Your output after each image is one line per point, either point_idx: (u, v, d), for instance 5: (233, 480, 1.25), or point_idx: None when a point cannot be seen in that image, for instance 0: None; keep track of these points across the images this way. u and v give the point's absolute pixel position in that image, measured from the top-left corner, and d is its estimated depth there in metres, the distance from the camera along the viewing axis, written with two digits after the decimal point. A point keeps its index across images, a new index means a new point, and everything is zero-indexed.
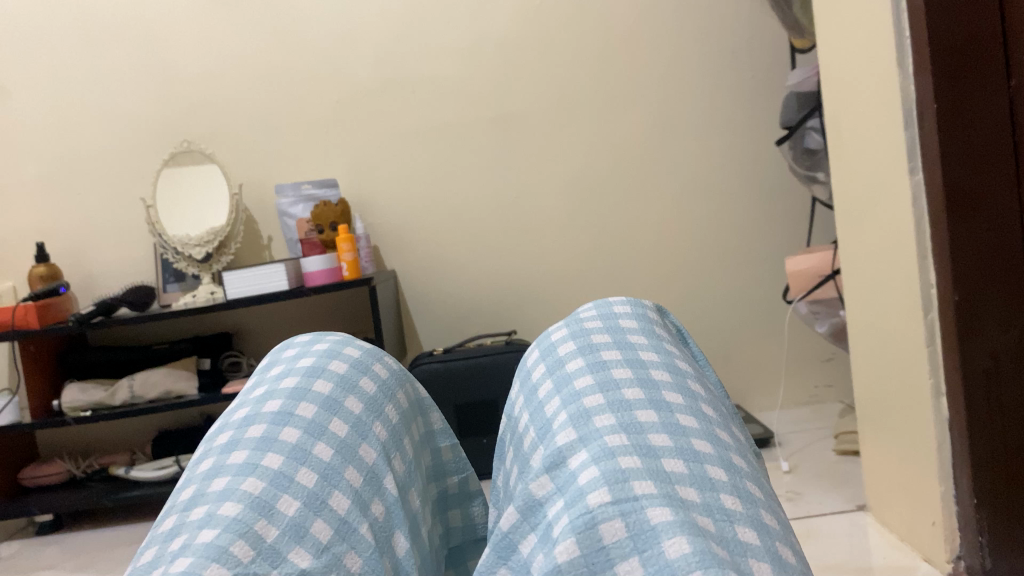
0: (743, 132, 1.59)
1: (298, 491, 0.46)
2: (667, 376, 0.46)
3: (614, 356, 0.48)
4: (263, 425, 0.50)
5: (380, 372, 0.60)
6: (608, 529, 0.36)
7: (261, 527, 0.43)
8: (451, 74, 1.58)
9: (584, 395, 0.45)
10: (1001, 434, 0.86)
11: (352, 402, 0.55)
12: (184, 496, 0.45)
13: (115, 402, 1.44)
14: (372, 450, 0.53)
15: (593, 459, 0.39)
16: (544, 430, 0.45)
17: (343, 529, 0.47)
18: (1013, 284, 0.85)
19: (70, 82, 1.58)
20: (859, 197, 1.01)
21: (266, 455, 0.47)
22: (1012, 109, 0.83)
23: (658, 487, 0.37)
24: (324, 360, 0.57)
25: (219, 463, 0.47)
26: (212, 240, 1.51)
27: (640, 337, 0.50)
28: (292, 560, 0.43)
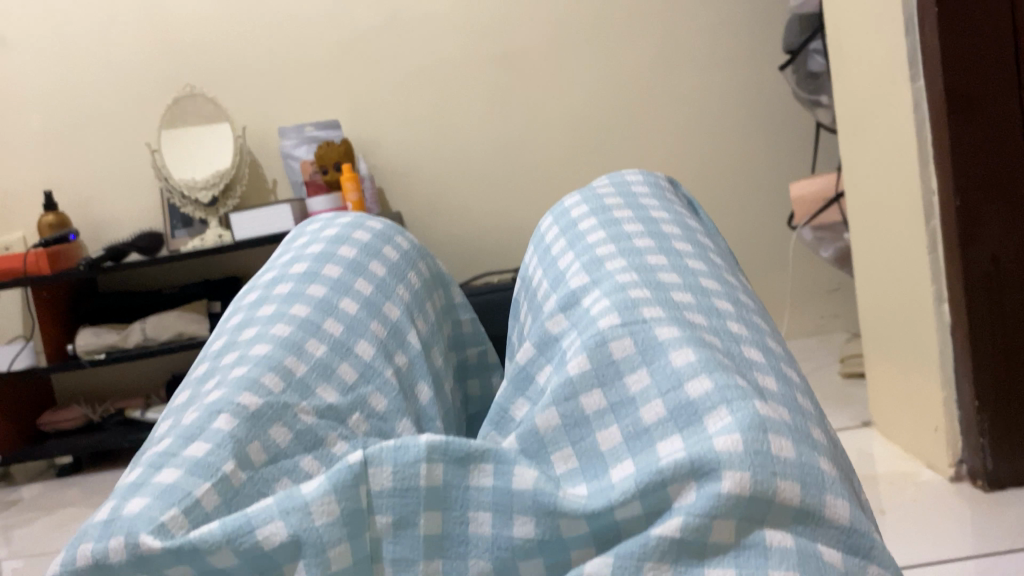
0: (746, 62, 1.58)
1: (325, 337, 0.51)
2: (677, 231, 0.50)
3: (624, 215, 0.52)
4: (292, 283, 0.55)
5: (402, 244, 0.64)
6: (617, 346, 0.39)
7: (290, 363, 0.48)
8: (451, 12, 1.58)
9: (594, 245, 0.48)
10: (1003, 337, 0.87)
11: (375, 266, 0.59)
12: (221, 345, 0.51)
13: (129, 345, 1.46)
14: (396, 309, 0.57)
15: (601, 293, 0.43)
16: (556, 276, 0.49)
17: (368, 373, 0.51)
18: (1014, 187, 0.85)
19: (69, 31, 1.58)
20: (861, 111, 1.02)
21: (299, 307, 0.52)
22: (1015, 8, 0.83)
23: (666, 312, 0.41)
24: (349, 231, 0.62)
25: (253, 316, 0.52)
26: (217, 184, 1.53)
27: (651, 200, 0.54)
28: (319, 395, 0.47)
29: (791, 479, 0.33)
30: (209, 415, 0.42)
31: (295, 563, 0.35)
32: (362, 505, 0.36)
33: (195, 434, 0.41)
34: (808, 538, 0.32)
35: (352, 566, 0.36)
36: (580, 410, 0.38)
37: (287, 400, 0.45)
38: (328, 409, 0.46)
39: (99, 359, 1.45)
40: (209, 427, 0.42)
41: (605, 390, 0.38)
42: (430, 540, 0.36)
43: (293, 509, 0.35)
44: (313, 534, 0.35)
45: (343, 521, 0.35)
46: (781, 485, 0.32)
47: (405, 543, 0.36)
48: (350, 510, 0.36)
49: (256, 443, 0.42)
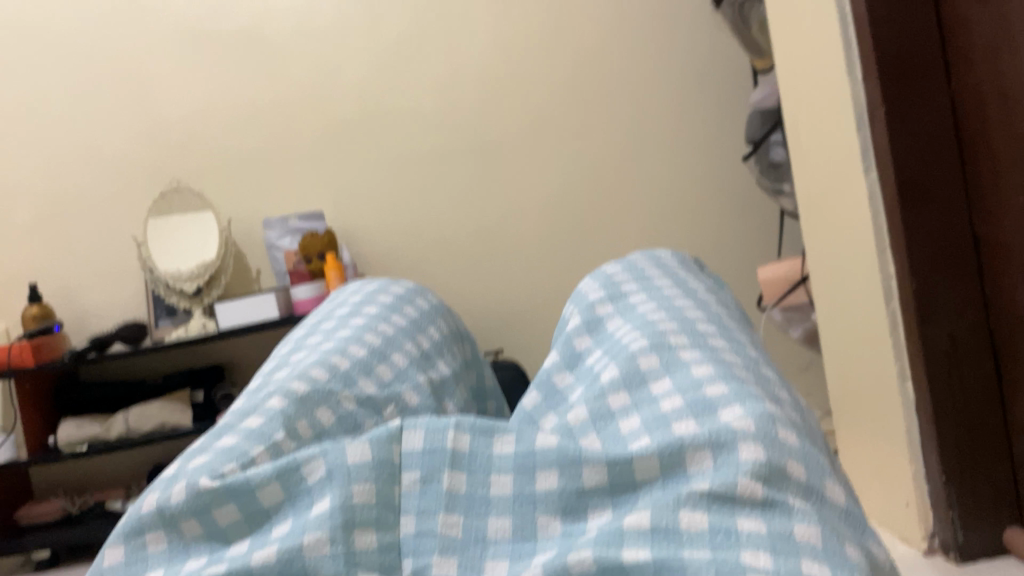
0: (711, 152, 1.67)
1: (364, 346, 0.64)
2: (702, 290, 0.63)
3: (659, 274, 0.65)
4: (355, 317, 0.68)
5: (425, 302, 0.78)
6: (644, 360, 0.50)
7: (335, 361, 0.59)
8: (431, 108, 1.66)
9: (626, 290, 0.62)
10: (964, 413, 0.91)
11: (408, 310, 0.73)
12: (281, 360, 0.63)
13: (110, 436, 1.47)
14: (425, 339, 0.71)
15: (632, 323, 0.56)
16: (589, 313, 0.61)
17: (400, 376, 0.63)
18: (964, 270, 0.91)
19: (62, 130, 1.63)
20: (821, 200, 1.08)
21: (343, 331, 0.66)
22: (955, 107, 0.90)
23: (690, 338, 0.52)
24: (405, 293, 0.76)
25: (315, 340, 0.65)
26: (203, 274, 1.56)
27: (686, 272, 0.67)
28: (360, 387, 0.59)
29: (798, 460, 0.42)
30: (266, 398, 0.54)
31: (323, 492, 0.45)
32: (394, 464, 0.47)
33: (255, 411, 0.53)
34: (822, 508, 0.41)
35: (375, 506, 0.45)
36: (606, 406, 0.49)
37: (332, 388, 0.57)
38: (368, 400, 0.58)
39: (81, 451, 1.45)
40: (264, 406, 0.53)
41: (630, 391, 0.49)
42: (452, 496, 0.45)
43: (334, 454, 0.47)
44: (343, 470, 0.46)
45: (373, 466, 0.46)
46: (790, 463, 0.41)
47: (429, 496, 0.45)
48: (380, 459, 0.46)
49: (304, 421, 0.53)
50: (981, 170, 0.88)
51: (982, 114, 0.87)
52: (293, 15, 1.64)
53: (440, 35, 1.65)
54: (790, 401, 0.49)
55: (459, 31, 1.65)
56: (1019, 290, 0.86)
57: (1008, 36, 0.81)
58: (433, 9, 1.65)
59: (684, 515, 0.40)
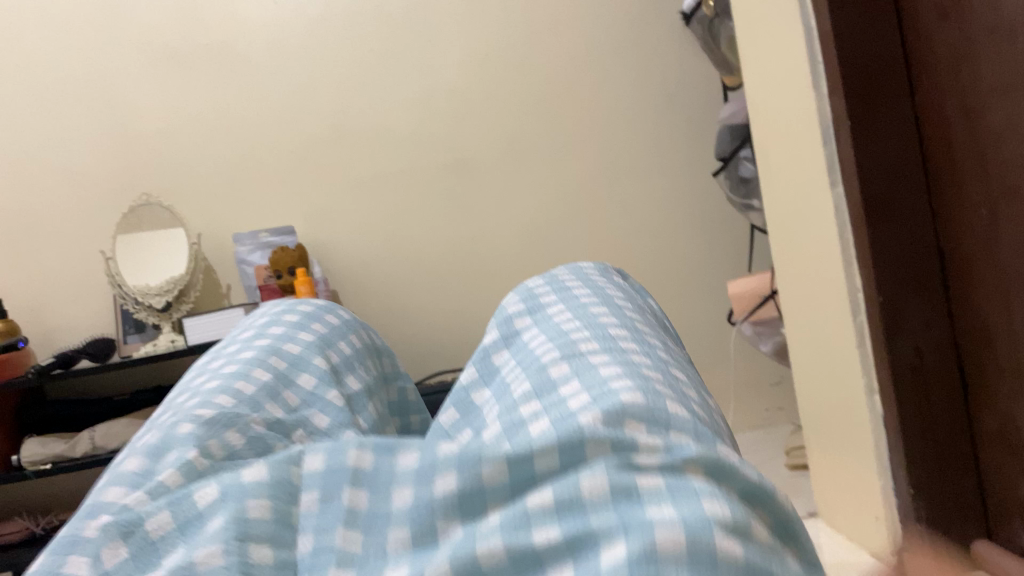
0: (682, 168, 1.68)
1: (269, 370, 0.60)
2: (615, 295, 0.64)
3: (580, 285, 0.64)
4: (266, 338, 0.66)
5: (343, 314, 0.76)
6: (553, 365, 0.47)
7: (240, 385, 0.57)
8: (404, 123, 1.66)
9: (544, 301, 0.60)
10: (931, 425, 0.92)
11: (318, 325, 0.70)
12: (188, 385, 0.60)
13: (76, 455, 1.43)
14: (335, 355, 0.67)
15: (544, 332, 0.54)
16: (506, 326, 0.58)
17: (310, 399, 0.59)
18: (929, 283, 0.92)
19: (29, 145, 1.61)
20: (789, 215, 1.09)
21: (247, 353, 0.63)
22: (918, 123, 0.91)
23: (601, 342, 0.50)
24: (320, 310, 0.74)
25: (225, 362, 0.63)
26: (171, 289, 1.53)
27: (599, 279, 0.67)
28: (268, 411, 0.56)
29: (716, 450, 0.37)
30: (173, 427, 0.51)
31: (214, 508, 0.42)
32: (294, 487, 0.42)
33: (158, 447, 0.50)
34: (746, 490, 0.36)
35: (272, 521, 0.40)
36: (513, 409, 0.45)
37: (240, 413, 0.53)
38: (276, 423, 0.55)
39: (45, 469, 1.42)
40: (170, 436, 0.51)
41: (536, 391, 0.46)
42: (352, 513, 0.40)
43: (227, 478, 0.43)
44: (238, 488, 0.42)
45: (270, 484, 0.42)
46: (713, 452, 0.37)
47: (330, 515, 0.40)
48: (277, 478, 0.42)
49: (215, 441, 0.50)
50: (944, 186, 0.89)
51: (944, 131, 0.88)
52: (264, 30, 1.64)
53: (413, 51, 1.65)
54: (700, 399, 0.49)
55: (432, 47, 1.65)
56: (982, 305, 0.87)
57: (969, 55, 0.83)
58: (405, 26, 1.65)
59: (585, 485, 0.34)
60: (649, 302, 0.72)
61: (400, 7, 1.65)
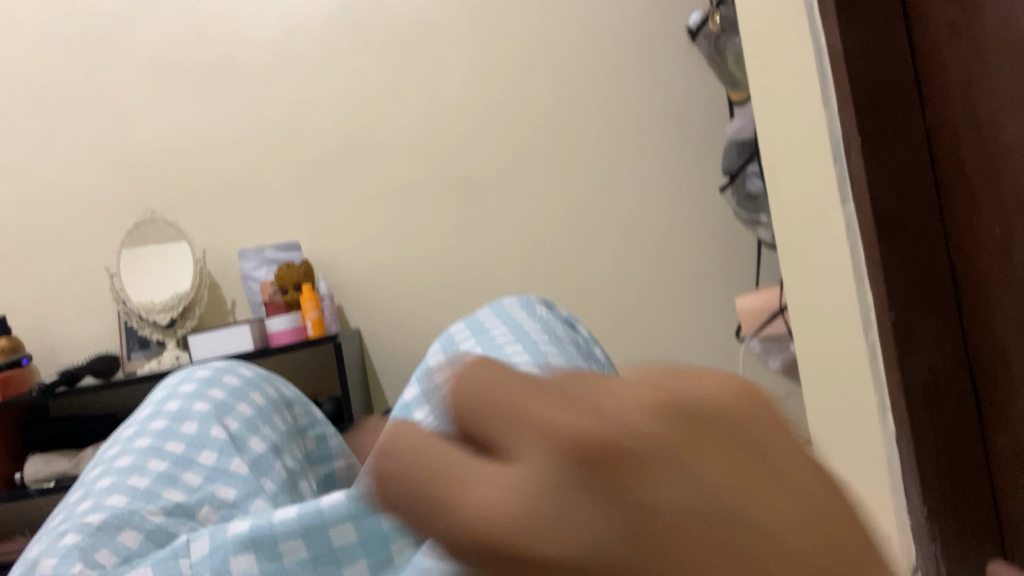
0: (689, 182, 1.67)
1: (165, 458, 0.61)
2: (513, 338, 0.71)
3: (500, 327, 0.74)
4: (163, 418, 0.66)
5: (243, 372, 0.78)
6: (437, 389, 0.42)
7: (133, 480, 0.57)
8: (409, 138, 1.65)
9: (462, 347, 0.72)
10: (945, 444, 0.91)
11: (216, 391, 0.71)
12: (90, 477, 0.60)
13: (80, 472, 1.42)
14: (236, 421, 0.68)
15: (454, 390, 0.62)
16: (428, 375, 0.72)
17: (212, 476, 0.61)
18: (943, 301, 0.91)
19: (33, 162, 1.61)
20: (799, 231, 1.08)
21: (141, 439, 0.63)
22: (930, 140, 0.91)
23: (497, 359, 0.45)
24: (219, 372, 0.75)
25: (123, 449, 0.63)
26: (176, 305, 1.52)
27: (499, 324, 0.75)
28: (166, 498, 0.57)
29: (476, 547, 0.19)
30: (57, 539, 0.51)
31: None
32: None
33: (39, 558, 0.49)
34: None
35: None
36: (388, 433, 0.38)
37: (133, 508, 0.54)
38: (176, 507, 0.56)
39: (48, 487, 1.41)
40: (54, 547, 0.50)
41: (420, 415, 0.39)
42: None
43: None
44: None
45: None
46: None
47: None
48: None
49: (104, 550, 0.50)
50: (957, 203, 0.89)
51: (956, 148, 0.88)
52: (270, 46, 1.64)
53: (418, 67, 1.65)
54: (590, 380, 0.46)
55: (437, 63, 1.66)
56: (997, 323, 0.86)
57: (982, 71, 0.82)
58: (411, 42, 1.65)
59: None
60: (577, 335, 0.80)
61: (405, 23, 1.65)
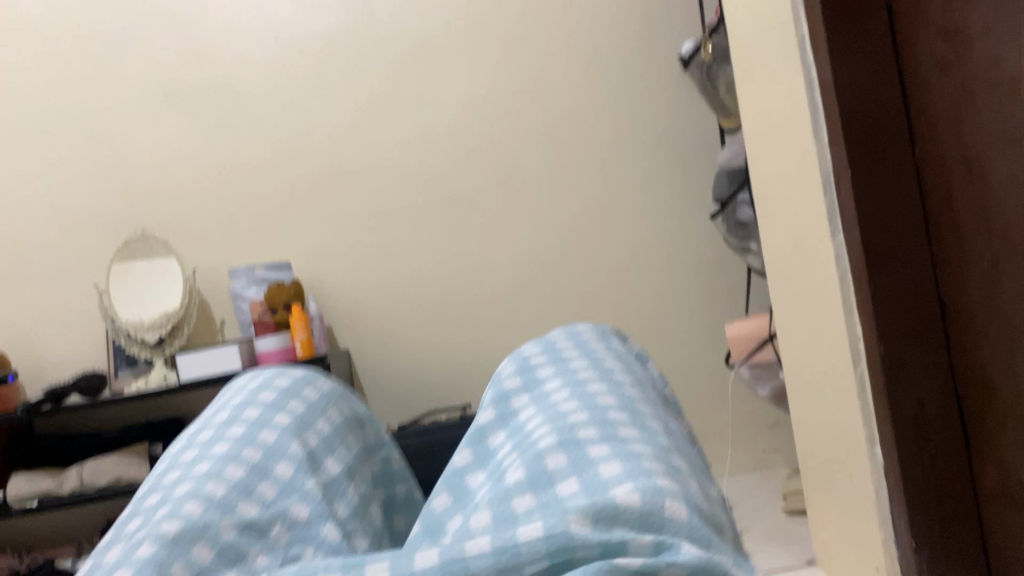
0: (681, 208, 1.68)
1: (223, 482, 0.57)
2: (586, 367, 0.64)
3: (578, 357, 0.67)
4: (226, 443, 0.62)
5: (311, 394, 0.73)
6: (551, 460, 0.48)
7: (189, 506, 0.53)
8: (401, 160, 1.66)
9: (541, 376, 0.64)
10: (933, 476, 0.92)
11: (280, 417, 0.67)
12: (149, 499, 0.56)
13: (65, 491, 1.41)
14: (311, 437, 0.67)
15: (542, 417, 0.56)
16: (504, 404, 0.63)
17: (287, 488, 0.60)
18: (930, 335, 0.92)
19: (23, 178, 1.61)
20: (789, 261, 1.09)
21: (200, 465, 0.59)
22: (919, 174, 0.92)
23: (597, 434, 0.50)
24: (289, 396, 0.71)
25: (184, 473, 0.58)
26: (165, 324, 1.51)
27: (574, 352, 0.68)
28: (239, 512, 0.55)
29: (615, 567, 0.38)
30: (132, 548, 0.48)
31: None
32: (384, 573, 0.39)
33: None
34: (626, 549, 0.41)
35: None
36: (510, 508, 0.45)
37: (184, 538, 0.49)
38: (248, 524, 0.54)
39: (31, 507, 1.40)
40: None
41: (535, 494, 0.46)
42: None
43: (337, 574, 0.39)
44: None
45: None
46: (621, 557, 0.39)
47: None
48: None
49: (180, 562, 0.48)
50: (945, 235, 0.90)
51: (945, 183, 0.88)
52: (264, 66, 1.64)
53: (413, 89, 1.66)
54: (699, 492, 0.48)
55: (432, 86, 1.67)
56: (984, 356, 0.87)
57: (970, 108, 0.83)
58: (406, 64, 1.66)
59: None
60: (649, 374, 0.73)
61: (401, 45, 1.66)
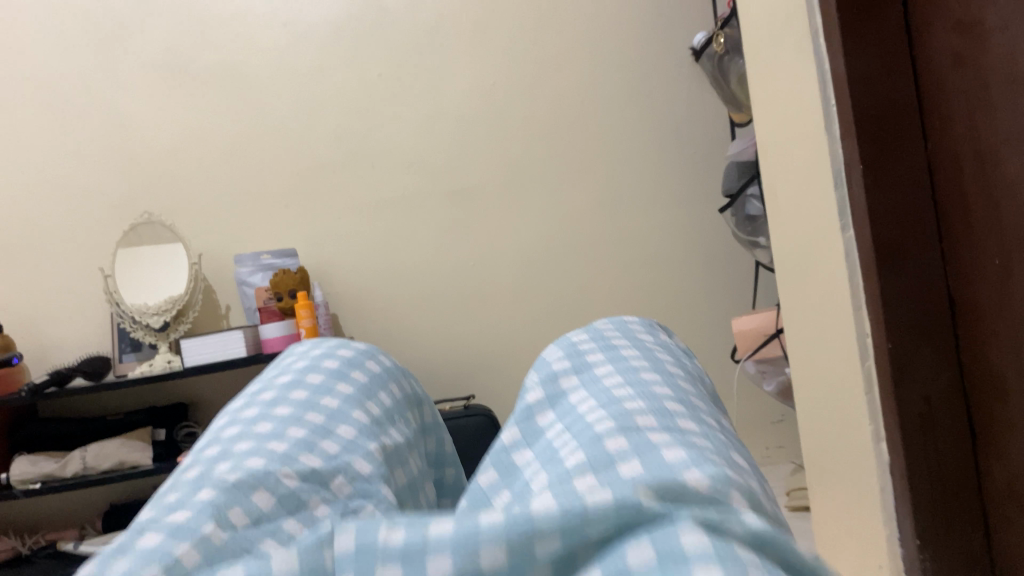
0: (690, 203, 1.67)
1: (286, 439, 0.52)
2: (634, 353, 0.60)
3: (627, 346, 0.62)
4: (289, 405, 0.57)
5: (372, 367, 0.69)
6: (613, 443, 0.42)
7: (250, 461, 0.48)
8: (409, 149, 1.65)
9: (591, 362, 0.59)
10: (939, 475, 0.91)
11: (342, 386, 0.63)
12: (212, 449, 0.52)
13: (67, 474, 1.42)
14: (374, 407, 0.63)
15: (594, 399, 0.51)
16: (553, 386, 0.57)
17: (350, 447, 0.54)
18: (938, 332, 0.91)
19: (30, 160, 1.61)
20: (799, 256, 1.08)
21: (261, 423, 0.54)
22: (932, 169, 0.91)
23: (661, 420, 0.45)
24: (348, 367, 0.66)
25: (246, 429, 0.54)
26: (170, 308, 1.51)
27: (622, 340, 0.63)
28: (302, 462, 0.50)
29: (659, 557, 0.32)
30: (190, 491, 0.44)
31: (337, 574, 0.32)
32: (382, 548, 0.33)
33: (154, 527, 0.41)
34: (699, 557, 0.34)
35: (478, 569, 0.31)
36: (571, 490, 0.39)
37: (245, 486, 0.45)
38: (312, 473, 0.49)
39: (34, 489, 1.40)
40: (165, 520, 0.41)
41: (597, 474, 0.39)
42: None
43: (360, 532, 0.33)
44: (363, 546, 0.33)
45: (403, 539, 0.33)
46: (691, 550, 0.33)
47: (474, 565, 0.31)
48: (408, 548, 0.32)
49: (238, 508, 0.43)
50: (956, 232, 0.89)
51: (958, 179, 0.87)
52: (272, 52, 1.64)
53: (421, 78, 1.65)
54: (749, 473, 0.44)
55: (440, 74, 1.66)
56: (993, 355, 0.86)
57: (985, 103, 0.82)
58: (415, 53, 1.65)
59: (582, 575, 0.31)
60: (695, 366, 0.68)
61: (410, 34, 1.65)
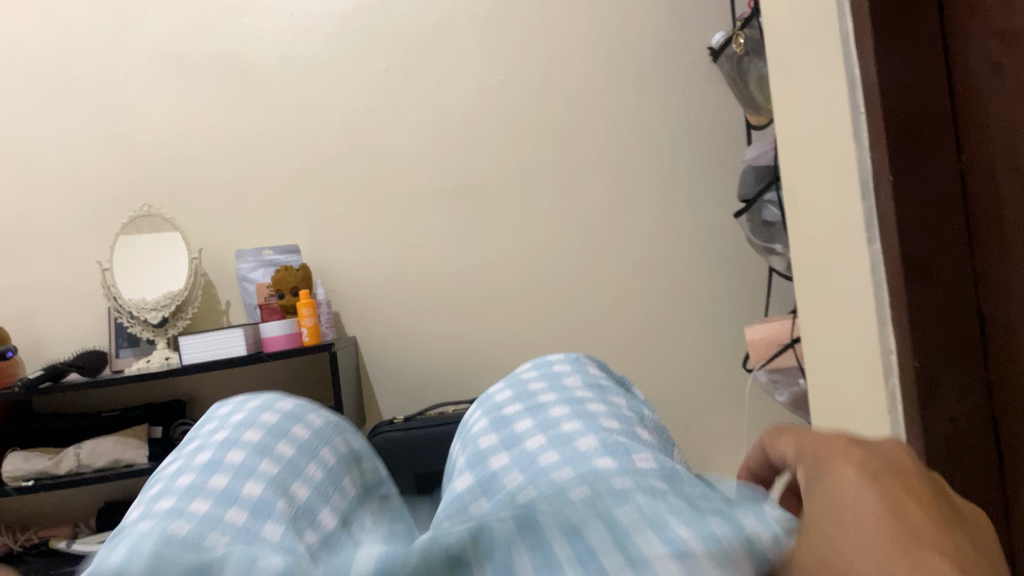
0: (702, 206, 1.64)
1: (245, 505, 0.49)
2: (568, 405, 0.63)
3: (551, 396, 0.66)
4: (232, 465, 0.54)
5: (314, 420, 0.65)
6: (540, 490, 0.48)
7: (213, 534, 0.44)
8: (416, 144, 1.62)
9: (523, 430, 0.60)
10: (964, 500, 0.87)
11: (285, 444, 0.59)
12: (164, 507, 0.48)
13: (60, 472, 1.39)
14: (332, 461, 0.61)
15: (558, 458, 0.53)
16: (500, 446, 0.60)
17: (308, 515, 0.52)
18: (968, 351, 0.87)
19: (29, 147, 1.57)
20: (821, 268, 1.04)
21: (216, 481, 0.52)
22: (965, 181, 0.88)
23: (619, 466, 0.48)
24: (289, 422, 0.63)
25: (198, 486, 0.51)
26: (169, 304, 1.48)
27: (552, 392, 0.67)
28: (266, 533, 0.46)
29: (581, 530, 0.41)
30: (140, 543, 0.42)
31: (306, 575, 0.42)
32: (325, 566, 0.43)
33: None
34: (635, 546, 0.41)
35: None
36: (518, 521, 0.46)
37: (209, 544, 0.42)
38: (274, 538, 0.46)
39: (26, 486, 1.37)
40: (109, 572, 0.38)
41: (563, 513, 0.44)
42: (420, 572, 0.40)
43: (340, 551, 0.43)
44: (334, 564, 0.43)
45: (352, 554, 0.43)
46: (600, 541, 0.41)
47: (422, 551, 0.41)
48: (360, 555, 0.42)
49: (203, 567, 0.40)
50: (991, 247, 0.85)
51: (993, 193, 0.84)
52: (278, 42, 1.60)
53: (430, 71, 1.62)
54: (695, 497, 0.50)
55: (449, 68, 1.62)
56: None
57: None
58: (424, 45, 1.62)
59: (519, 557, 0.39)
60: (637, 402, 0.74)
61: (419, 26, 1.62)
